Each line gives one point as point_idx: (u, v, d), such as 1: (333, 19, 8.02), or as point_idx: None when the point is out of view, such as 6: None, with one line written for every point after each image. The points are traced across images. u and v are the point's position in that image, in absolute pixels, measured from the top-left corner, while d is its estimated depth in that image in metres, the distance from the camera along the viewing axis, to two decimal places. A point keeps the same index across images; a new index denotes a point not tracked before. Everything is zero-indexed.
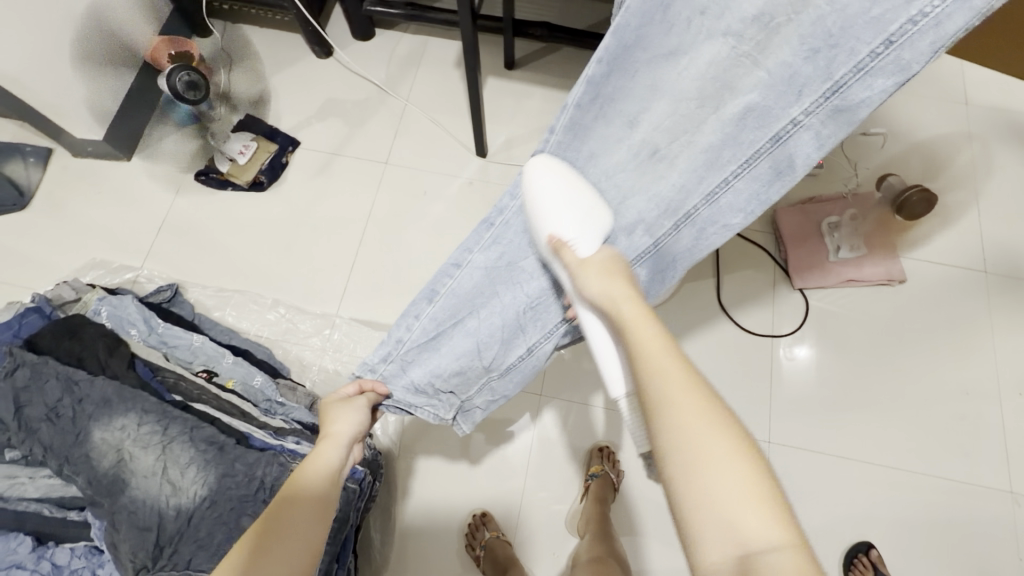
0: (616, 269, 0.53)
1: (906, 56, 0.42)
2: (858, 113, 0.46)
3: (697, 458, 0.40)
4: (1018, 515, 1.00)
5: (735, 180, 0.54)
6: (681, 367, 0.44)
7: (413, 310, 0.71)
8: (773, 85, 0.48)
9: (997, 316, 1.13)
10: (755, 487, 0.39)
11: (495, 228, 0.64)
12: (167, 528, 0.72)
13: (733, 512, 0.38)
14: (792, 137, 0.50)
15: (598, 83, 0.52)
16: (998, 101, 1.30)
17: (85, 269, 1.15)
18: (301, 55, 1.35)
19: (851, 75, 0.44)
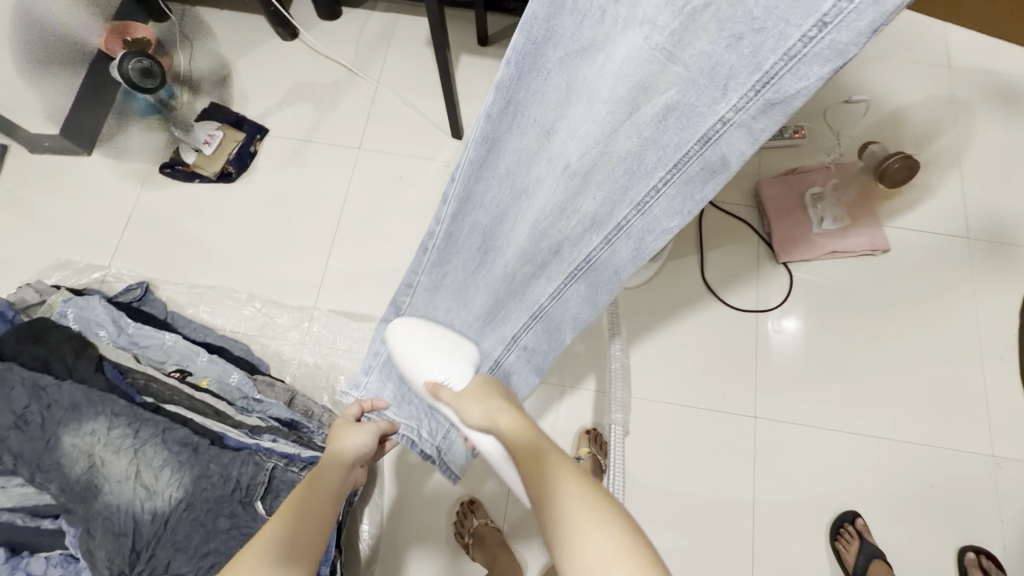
0: (491, 391, 0.62)
1: (842, 40, 0.32)
2: (793, 104, 0.37)
3: (578, 534, 0.44)
4: (1000, 478, 1.01)
5: (666, 188, 0.46)
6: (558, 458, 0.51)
7: (380, 332, 0.68)
8: (694, 79, 0.39)
9: (979, 280, 1.13)
10: (623, 543, 0.43)
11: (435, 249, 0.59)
12: (143, 534, 0.70)
13: (608, 572, 0.41)
14: (722, 138, 0.41)
15: (507, 96, 0.44)
16: (980, 63, 1.28)
17: (50, 270, 1.10)
18: (265, 38, 1.29)
19: (780, 64, 0.35)
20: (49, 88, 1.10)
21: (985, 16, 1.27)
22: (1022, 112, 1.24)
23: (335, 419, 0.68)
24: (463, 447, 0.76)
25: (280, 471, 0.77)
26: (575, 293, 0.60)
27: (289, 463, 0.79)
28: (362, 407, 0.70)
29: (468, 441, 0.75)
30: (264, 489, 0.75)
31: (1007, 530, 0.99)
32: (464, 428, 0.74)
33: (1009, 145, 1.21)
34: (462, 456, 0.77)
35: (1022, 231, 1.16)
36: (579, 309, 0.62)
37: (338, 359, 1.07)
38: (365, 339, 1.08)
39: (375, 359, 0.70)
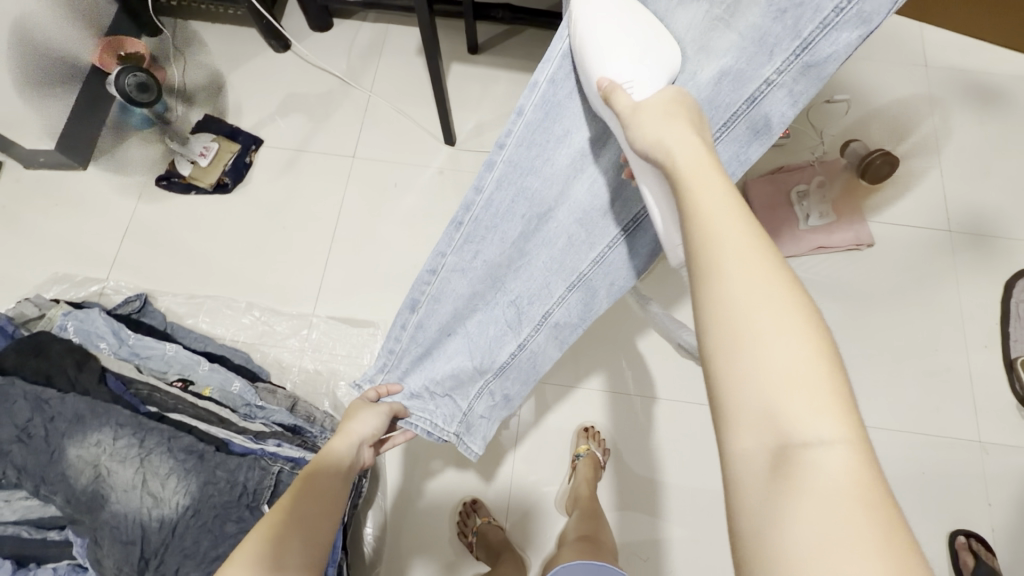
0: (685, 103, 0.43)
1: (868, 8, 0.42)
2: (826, 68, 0.46)
3: (750, 328, 0.31)
4: (987, 463, 1.04)
5: (716, 145, 0.53)
6: (759, 238, 0.34)
7: (398, 322, 0.70)
8: (747, 47, 0.47)
9: (961, 271, 1.16)
10: (818, 363, 0.30)
11: (466, 227, 0.62)
12: (151, 541, 0.71)
13: (777, 397, 0.29)
14: (766, 97, 0.50)
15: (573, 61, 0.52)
16: (956, 62, 1.32)
17: (49, 284, 1.11)
18: (257, 50, 1.31)
19: (817, 31, 0.44)
20: (44, 106, 1.11)
21: (958, 17, 1.31)
22: (997, 108, 1.28)
23: (352, 401, 0.71)
24: (484, 428, 0.79)
25: (287, 475, 0.77)
26: (574, 302, 0.68)
27: (295, 466, 0.79)
28: (379, 392, 0.73)
29: (489, 424, 0.79)
30: (271, 493, 0.76)
31: (996, 514, 1.02)
32: (481, 410, 0.78)
33: (986, 140, 1.25)
34: (481, 438, 0.79)
35: (1001, 222, 1.19)
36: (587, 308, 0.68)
37: (338, 364, 1.08)
38: (364, 344, 1.09)
39: (387, 355, 0.73)
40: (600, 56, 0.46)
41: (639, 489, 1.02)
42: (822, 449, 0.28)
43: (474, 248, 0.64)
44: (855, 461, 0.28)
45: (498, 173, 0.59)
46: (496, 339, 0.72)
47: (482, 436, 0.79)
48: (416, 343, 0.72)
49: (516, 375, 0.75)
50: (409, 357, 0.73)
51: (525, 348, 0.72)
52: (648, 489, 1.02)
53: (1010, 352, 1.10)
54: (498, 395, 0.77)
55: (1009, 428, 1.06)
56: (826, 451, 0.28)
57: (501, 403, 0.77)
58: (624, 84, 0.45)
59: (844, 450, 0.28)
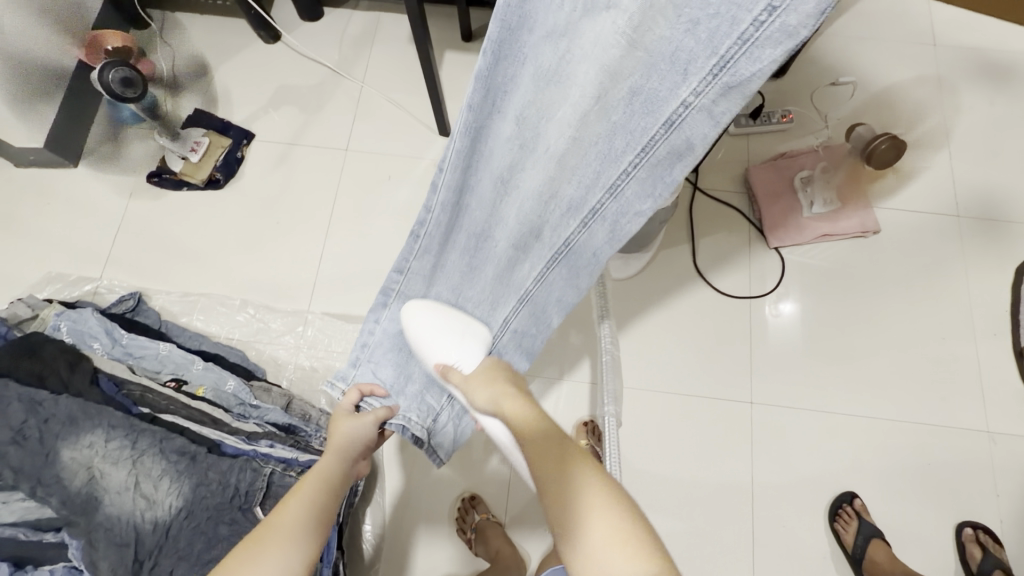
0: (495, 375, 0.63)
1: (793, 21, 0.34)
2: (748, 87, 0.39)
3: (579, 520, 0.50)
4: (995, 453, 1.02)
5: (636, 170, 0.48)
6: (560, 439, 0.56)
7: (371, 316, 0.66)
8: (655, 64, 0.41)
9: (970, 257, 1.13)
10: (623, 528, 0.49)
11: (421, 239, 0.59)
12: (145, 543, 0.71)
13: (599, 556, 0.48)
14: (685, 121, 0.43)
15: (487, 82, 0.45)
16: (966, 40, 1.28)
17: (42, 284, 1.10)
18: (247, 41, 1.28)
19: (736, 48, 0.37)
20: (28, 117, 1.09)
21: None
22: (1007, 87, 1.24)
23: (334, 412, 0.67)
24: (451, 430, 0.75)
25: (277, 476, 0.77)
26: (558, 277, 0.62)
27: (286, 468, 0.79)
28: (361, 392, 0.68)
29: (456, 430, 0.76)
30: (263, 495, 0.76)
31: (1003, 504, 1.00)
32: (452, 413, 0.74)
33: (996, 121, 1.21)
34: (450, 440, 0.76)
35: (1012, 206, 1.16)
36: (561, 292, 0.63)
37: (334, 361, 1.07)
38: None
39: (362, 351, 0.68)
40: (431, 347, 0.65)
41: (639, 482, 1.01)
42: None
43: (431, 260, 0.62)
44: None
45: (443, 196, 0.54)
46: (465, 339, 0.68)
47: (451, 439, 0.76)
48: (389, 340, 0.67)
49: None
50: (385, 347, 0.68)
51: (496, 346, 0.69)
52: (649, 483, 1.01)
53: (1019, 340, 1.08)
54: (464, 407, 0.73)
55: (1019, 417, 1.04)
56: None
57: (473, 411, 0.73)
58: (454, 365, 0.64)
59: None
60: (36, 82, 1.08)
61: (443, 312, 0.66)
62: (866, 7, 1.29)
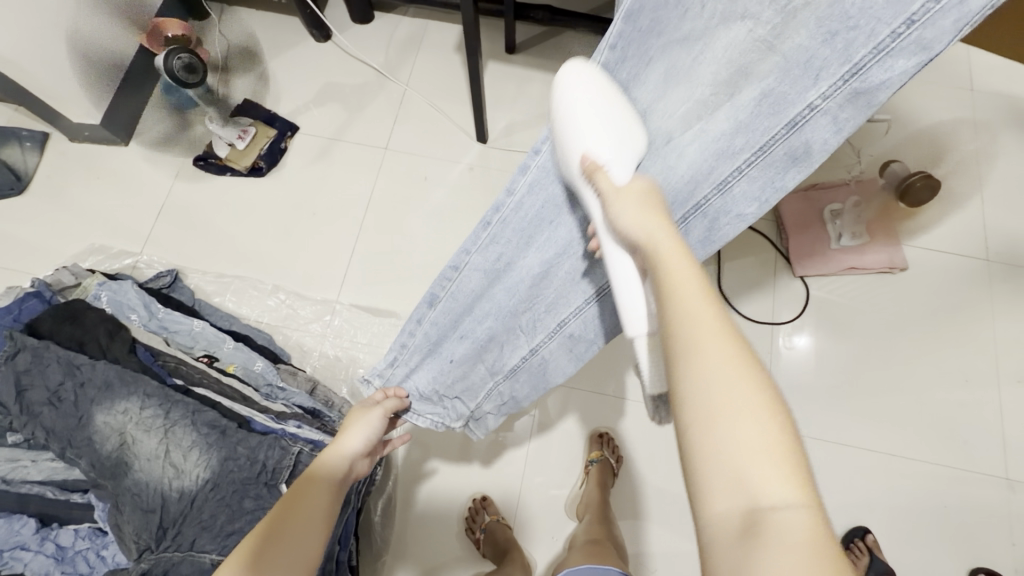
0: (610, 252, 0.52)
1: (927, 36, 0.37)
2: (878, 95, 0.41)
3: (717, 408, 0.34)
4: (1013, 501, 1.01)
5: (748, 170, 0.49)
6: (710, 300, 0.39)
7: (416, 316, 0.74)
8: (790, 68, 0.43)
9: (998, 301, 1.13)
10: (780, 439, 0.33)
11: (492, 227, 0.62)
12: (170, 511, 0.72)
13: (743, 461, 0.33)
14: (809, 124, 0.44)
15: (614, 71, 0.49)
16: (1003, 88, 1.29)
17: (85, 254, 1.14)
18: (299, 38, 1.33)
19: (870, 57, 0.39)
20: (94, 95, 1.15)
21: None
22: None
23: (353, 406, 0.78)
24: (489, 421, 0.85)
25: (306, 455, 0.77)
26: None
27: (313, 449, 0.79)
28: (386, 394, 0.79)
29: (495, 419, 0.84)
30: (290, 473, 0.75)
31: (1018, 554, 0.98)
32: (489, 408, 0.82)
33: None
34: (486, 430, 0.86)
35: None
36: None
37: (358, 352, 1.09)
38: (385, 334, 1.10)
39: (402, 351, 0.78)
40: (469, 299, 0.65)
41: (647, 497, 1.01)
42: (786, 510, 0.31)
43: (498, 251, 0.64)
44: (814, 525, 0.31)
45: (530, 176, 0.57)
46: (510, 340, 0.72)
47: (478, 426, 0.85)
48: (429, 340, 0.75)
49: (528, 376, 0.75)
50: (418, 354, 0.78)
51: (536, 353, 0.72)
52: (659, 499, 1.01)
53: None
54: (508, 394, 0.79)
55: None
56: (787, 511, 0.31)
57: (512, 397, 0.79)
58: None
59: (804, 515, 0.31)
60: (99, 68, 1.14)
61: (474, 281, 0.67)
62: None
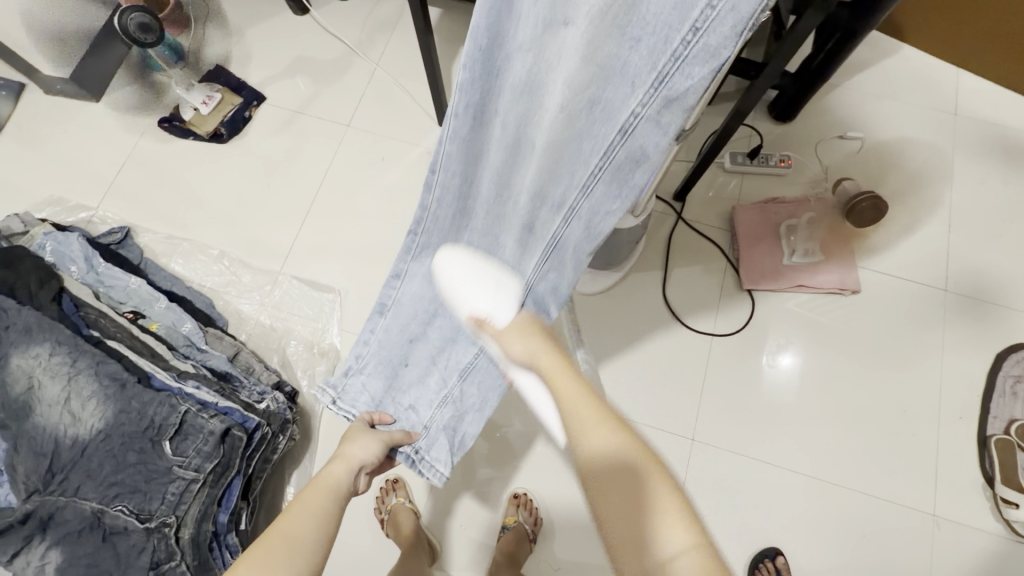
0: (532, 330, 0.62)
1: (714, 43, 0.38)
2: (687, 101, 0.42)
3: (604, 499, 0.45)
4: (937, 539, 0.98)
5: (602, 173, 0.50)
6: (589, 400, 0.52)
7: (369, 326, 0.70)
8: (609, 77, 0.44)
9: (950, 333, 1.09)
10: (664, 500, 0.44)
11: (420, 237, 0.61)
12: (61, 456, 0.76)
13: (641, 523, 0.43)
14: (637, 130, 0.45)
15: (467, 96, 0.47)
16: (988, 115, 1.24)
17: (42, 205, 1.16)
18: (278, 10, 1.34)
19: (670, 65, 0.40)
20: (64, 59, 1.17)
21: (993, 65, 1.23)
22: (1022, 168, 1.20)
23: (351, 424, 0.73)
24: (443, 440, 0.74)
25: (191, 416, 0.79)
26: (548, 271, 0.63)
27: (201, 409, 0.81)
28: (371, 418, 0.74)
29: (450, 441, 0.74)
30: (175, 430, 0.79)
31: None
32: (445, 420, 0.74)
33: (1004, 202, 1.17)
34: (446, 453, 0.75)
35: (1003, 289, 1.12)
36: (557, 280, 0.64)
37: (293, 324, 1.10)
38: (323, 308, 1.11)
39: (358, 361, 0.72)
40: (462, 297, 0.65)
41: (563, 498, 1.00)
42: (680, 559, 0.40)
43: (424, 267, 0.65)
44: (704, 562, 0.40)
45: (438, 195, 0.56)
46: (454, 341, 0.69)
47: (445, 450, 0.74)
48: (383, 349, 0.71)
49: (486, 376, 0.70)
50: (376, 364, 0.73)
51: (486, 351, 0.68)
52: (574, 500, 1.00)
53: (985, 428, 1.03)
54: (465, 401, 0.72)
55: (970, 506, 1.00)
56: (679, 559, 0.40)
57: (472, 402, 0.72)
58: (487, 316, 0.64)
59: (693, 557, 0.40)
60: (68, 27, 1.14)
61: (486, 269, 0.65)
62: (892, 67, 1.27)
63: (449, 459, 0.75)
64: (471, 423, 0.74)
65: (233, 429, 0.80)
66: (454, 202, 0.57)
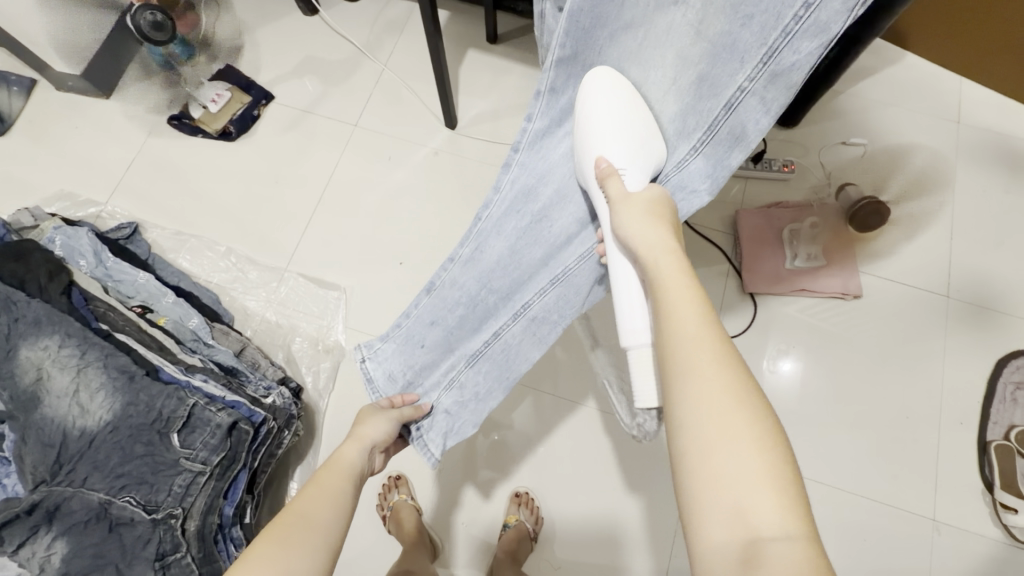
0: (662, 210, 0.56)
1: (824, 19, 0.47)
2: (793, 76, 0.51)
3: (707, 432, 0.40)
4: (936, 543, 0.98)
5: (703, 147, 0.59)
6: (715, 342, 0.44)
7: (412, 303, 0.74)
8: (720, 52, 0.55)
9: (951, 339, 1.10)
10: (770, 471, 0.38)
11: (483, 218, 0.71)
12: (69, 447, 0.76)
13: (745, 489, 0.38)
14: (742, 104, 0.55)
15: (571, 63, 0.63)
16: (991, 123, 1.25)
17: (53, 199, 1.18)
18: (288, 10, 1.35)
19: (780, 39, 0.50)
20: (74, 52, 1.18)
21: (999, 71, 1.23)
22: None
23: (365, 406, 0.71)
24: (442, 421, 0.72)
25: (199, 409, 0.80)
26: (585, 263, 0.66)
27: (209, 403, 0.82)
28: (394, 402, 0.72)
29: (449, 422, 0.72)
30: (182, 423, 0.79)
31: None
32: (448, 403, 0.72)
33: (1007, 210, 1.18)
34: (443, 434, 0.72)
35: (1004, 296, 1.12)
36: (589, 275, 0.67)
37: (298, 321, 1.11)
38: (328, 306, 1.12)
39: (392, 331, 0.75)
40: (595, 141, 0.61)
41: (564, 497, 1.01)
42: (778, 541, 0.36)
43: (478, 242, 0.71)
44: (809, 556, 0.35)
45: (511, 173, 0.70)
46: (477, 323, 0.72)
47: (442, 432, 0.71)
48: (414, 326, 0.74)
49: (494, 364, 0.70)
50: (403, 336, 0.75)
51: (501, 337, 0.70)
52: (575, 499, 1.01)
53: (985, 434, 1.04)
54: (467, 390, 0.71)
55: (969, 511, 1.00)
56: (780, 542, 0.36)
57: (476, 391, 0.71)
58: (618, 169, 0.59)
59: (795, 545, 0.36)
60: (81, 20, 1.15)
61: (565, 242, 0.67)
62: (896, 75, 1.28)
63: (444, 441, 0.72)
64: (472, 412, 0.72)
65: (239, 422, 0.81)
66: (518, 184, 0.70)
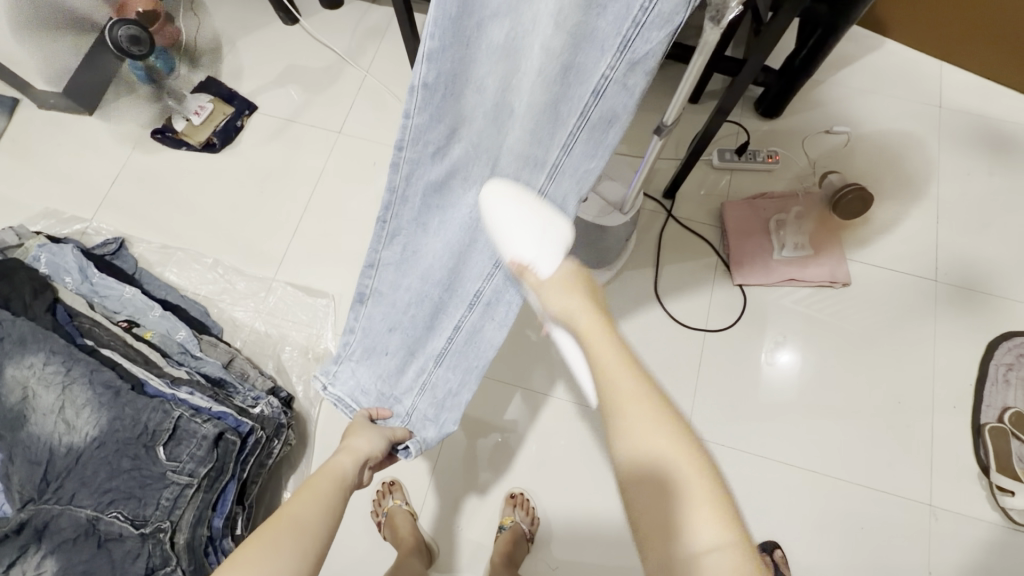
0: (579, 284, 0.57)
1: (667, 10, 0.40)
2: (650, 63, 0.44)
3: (634, 469, 0.46)
4: (934, 529, 0.98)
5: (580, 134, 0.51)
6: (639, 378, 0.50)
7: (353, 314, 0.69)
8: (580, 42, 0.44)
9: (941, 323, 1.09)
10: (702, 485, 0.44)
11: (390, 224, 0.60)
12: (56, 464, 0.76)
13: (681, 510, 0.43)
14: (608, 92, 0.47)
15: (437, 64, 0.45)
16: (974, 107, 1.25)
17: (38, 217, 1.17)
18: (268, 20, 1.35)
19: (632, 30, 0.42)
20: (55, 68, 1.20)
21: (977, 54, 1.23)
22: (1009, 159, 1.21)
23: (353, 420, 0.74)
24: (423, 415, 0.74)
25: (184, 421, 0.80)
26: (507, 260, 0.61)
27: (195, 415, 0.81)
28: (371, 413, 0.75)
29: (434, 422, 0.74)
30: (168, 436, 0.79)
31: None
32: (424, 410, 0.74)
33: (993, 193, 1.18)
34: (430, 436, 0.75)
35: (993, 279, 1.12)
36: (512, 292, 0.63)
37: (287, 330, 1.10)
38: (316, 314, 1.12)
39: (347, 348, 0.72)
40: (506, 239, 0.58)
41: (559, 496, 1.00)
42: (714, 554, 0.41)
43: (404, 243, 0.62)
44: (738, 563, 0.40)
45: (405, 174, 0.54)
46: (434, 324, 0.68)
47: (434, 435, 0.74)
48: (367, 336, 0.70)
49: (460, 360, 0.69)
50: (361, 351, 0.72)
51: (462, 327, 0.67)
52: (570, 498, 1.00)
53: (978, 417, 1.04)
54: (439, 390, 0.72)
55: (966, 495, 1.00)
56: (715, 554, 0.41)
57: (452, 384, 0.71)
58: (531, 263, 0.57)
59: (728, 554, 0.41)
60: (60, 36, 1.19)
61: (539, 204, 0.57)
62: (877, 63, 1.28)
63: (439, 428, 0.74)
64: (452, 408, 0.73)
65: (226, 433, 0.81)
66: (422, 185, 0.56)
